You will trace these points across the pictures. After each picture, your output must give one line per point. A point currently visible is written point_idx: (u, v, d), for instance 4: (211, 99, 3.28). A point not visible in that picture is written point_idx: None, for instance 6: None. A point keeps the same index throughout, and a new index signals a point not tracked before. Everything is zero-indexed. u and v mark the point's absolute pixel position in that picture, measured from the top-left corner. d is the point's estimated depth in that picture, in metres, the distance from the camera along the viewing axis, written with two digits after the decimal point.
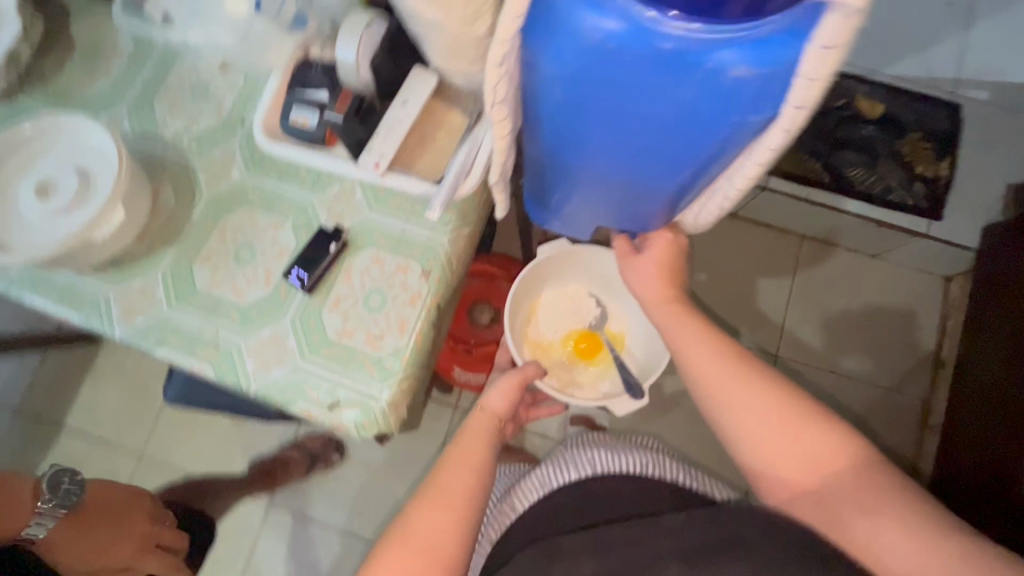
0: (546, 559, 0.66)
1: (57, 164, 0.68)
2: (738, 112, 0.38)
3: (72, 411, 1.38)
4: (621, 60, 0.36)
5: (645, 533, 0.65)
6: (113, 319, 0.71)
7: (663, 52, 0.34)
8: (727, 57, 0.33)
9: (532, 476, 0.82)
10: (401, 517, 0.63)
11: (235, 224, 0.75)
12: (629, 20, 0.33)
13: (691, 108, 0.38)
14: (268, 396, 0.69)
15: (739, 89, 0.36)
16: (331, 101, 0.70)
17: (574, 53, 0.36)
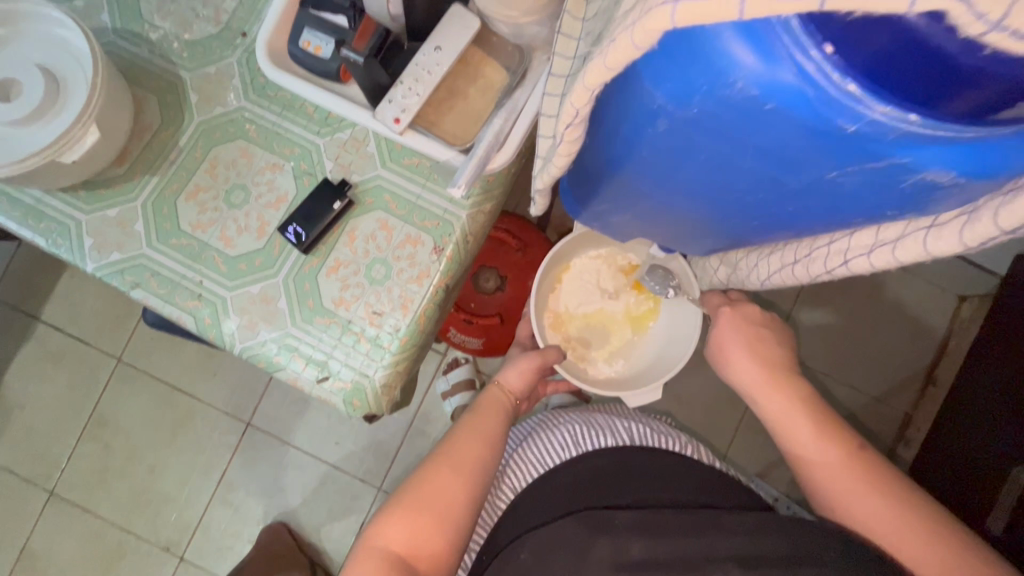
0: (588, 535, 0.57)
1: (17, 61, 0.58)
2: (892, 207, 0.29)
3: (48, 307, 1.32)
4: (778, 127, 0.25)
5: (709, 534, 0.56)
6: (84, 250, 0.64)
7: (841, 135, 0.24)
8: (930, 159, 0.24)
9: (559, 431, 0.72)
10: (416, 473, 0.60)
11: (226, 158, 0.66)
12: (808, 86, 0.22)
13: (837, 191, 0.28)
14: (253, 358, 0.64)
15: (919, 189, 0.26)
16: (350, 32, 0.60)
17: (704, 104, 0.25)
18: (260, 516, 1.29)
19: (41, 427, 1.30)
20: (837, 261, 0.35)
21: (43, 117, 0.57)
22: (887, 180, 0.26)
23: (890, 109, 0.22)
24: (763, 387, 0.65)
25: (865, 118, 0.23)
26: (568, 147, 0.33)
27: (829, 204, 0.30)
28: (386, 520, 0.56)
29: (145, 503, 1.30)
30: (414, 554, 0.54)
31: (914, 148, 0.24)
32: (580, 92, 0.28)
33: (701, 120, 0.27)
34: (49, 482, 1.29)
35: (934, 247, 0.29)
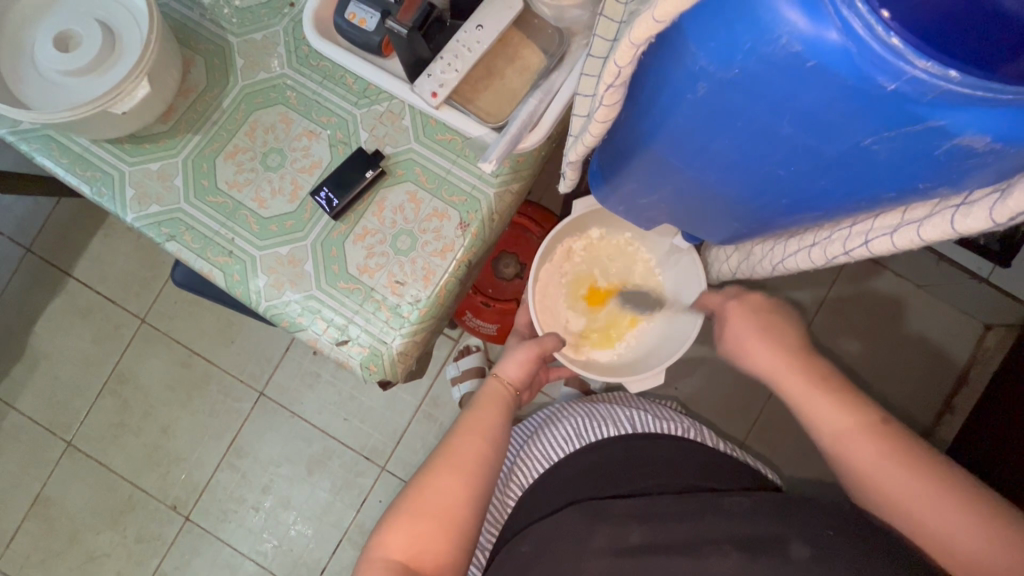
0: (590, 522, 0.61)
1: (78, 14, 0.61)
2: (929, 181, 0.28)
3: (80, 263, 1.36)
4: (818, 91, 0.25)
5: (708, 517, 0.59)
6: (125, 201, 0.66)
7: (879, 95, 0.24)
8: (965, 121, 0.24)
9: (562, 426, 0.74)
10: (418, 477, 0.61)
11: (266, 122, 0.68)
12: (851, 42, 0.23)
13: (874, 165, 0.28)
14: (276, 317, 0.66)
15: (952, 159, 0.26)
16: (396, 6, 0.60)
17: (743, 63, 0.26)
18: (265, 483, 1.32)
19: (65, 378, 1.35)
20: (856, 242, 0.35)
21: (100, 68, 0.60)
22: (919, 148, 0.26)
23: (932, 65, 0.22)
24: (783, 369, 0.63)
25: (905, 76, 0.23)
26: (606, 113, 0.33)
27: (859, 177, 0.30)
28: (388, 529, 0.57)
29: (157, 460, 1.33)
30: (418, 559, 0.56)
31: (949, 111, 0.24)
32: (625, 50, 0.29)
33: (741, 81, 0.27)
34: (67, 432, 1.34)
35: (960, 225, 0.28)
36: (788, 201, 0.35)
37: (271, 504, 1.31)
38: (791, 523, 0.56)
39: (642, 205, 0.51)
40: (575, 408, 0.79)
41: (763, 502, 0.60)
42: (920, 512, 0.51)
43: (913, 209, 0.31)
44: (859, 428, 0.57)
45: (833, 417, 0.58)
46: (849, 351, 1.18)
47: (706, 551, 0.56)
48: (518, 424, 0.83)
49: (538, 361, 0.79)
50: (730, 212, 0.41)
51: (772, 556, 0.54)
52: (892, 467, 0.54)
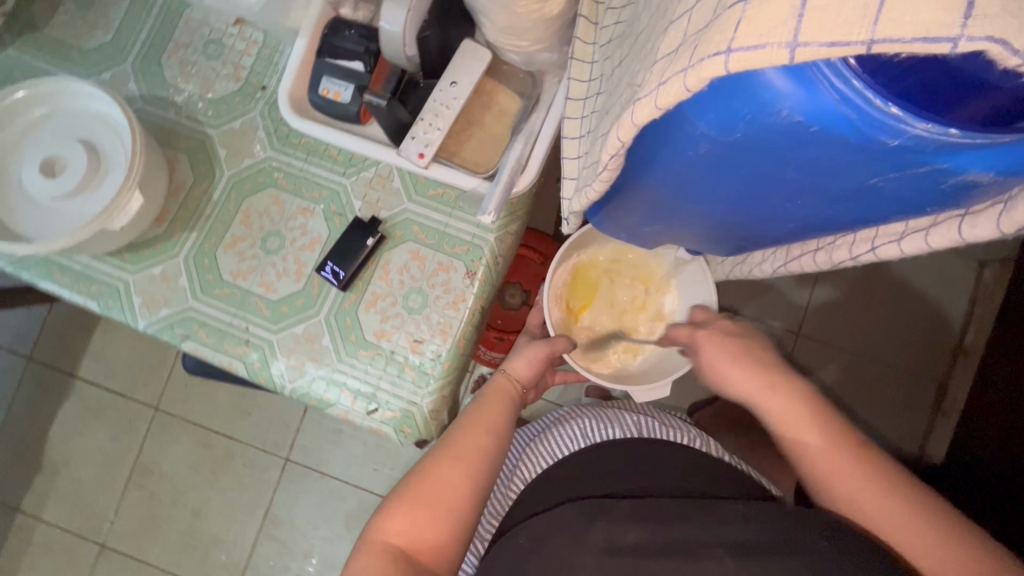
0: (586, 520, 0.59)
1: (61, 139, 0.62)
2: (935, 203, 0.29)
3: (85, 363, 1.36)
4: (819, 145, 0.26)
5: (702, 520, 0.57)
6: (134, 309, 0.67)
7: (882, 150, 0.25)
8: (970, 161, 0.24)
9: (569, 426, 0.74)
10: (420, 467, 0.61)
11: (257, 206, 0.69)
12: (851, 111, 0.23)
13: (881, 194, 0.29)
14: (303, 397, 0.66)
15: (958, 190, 0.27)
16: (367, 76, 0.63)
17: (744, 131, 0.26)
18: (306, 549, 1.31)
19: (88, 481, 1.34)
20: (865, 250, 0.36)
21: (90, 189, 0.61)
22: (927, 183, 0.27)
23: (931, 126, 0.23)
24: (761, 391, 0.59)
25: (907, 134, 0.23)
26: (609, 174, 0.34)
27: (868, 205, 0.31)
28: (389, 515, 0.57)
29: (194, 546, 1.32)
30: (417, 545, 0.56)
31: (953, 156, 0.24)
32: (626, 127, 0.29)
33: (743, 143, 0.27)
34: (100, 534, 1.32)
35: (969, 235, 0.29)
36: (798, 224, 0.36)
37: (315, 568, 1.30)
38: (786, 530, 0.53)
39: (644, 231, 0.51)
40: (586, 408, 0.79)
41: (762, 507, 0.56)
42: (868, 502, 0.52)
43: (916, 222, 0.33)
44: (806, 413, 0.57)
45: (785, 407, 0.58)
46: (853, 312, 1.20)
47: (701, 553, 0.54)
48: (522, 426, 0.85)
49: (547, 361, 0.80)
50: (736, 232, 0.42)
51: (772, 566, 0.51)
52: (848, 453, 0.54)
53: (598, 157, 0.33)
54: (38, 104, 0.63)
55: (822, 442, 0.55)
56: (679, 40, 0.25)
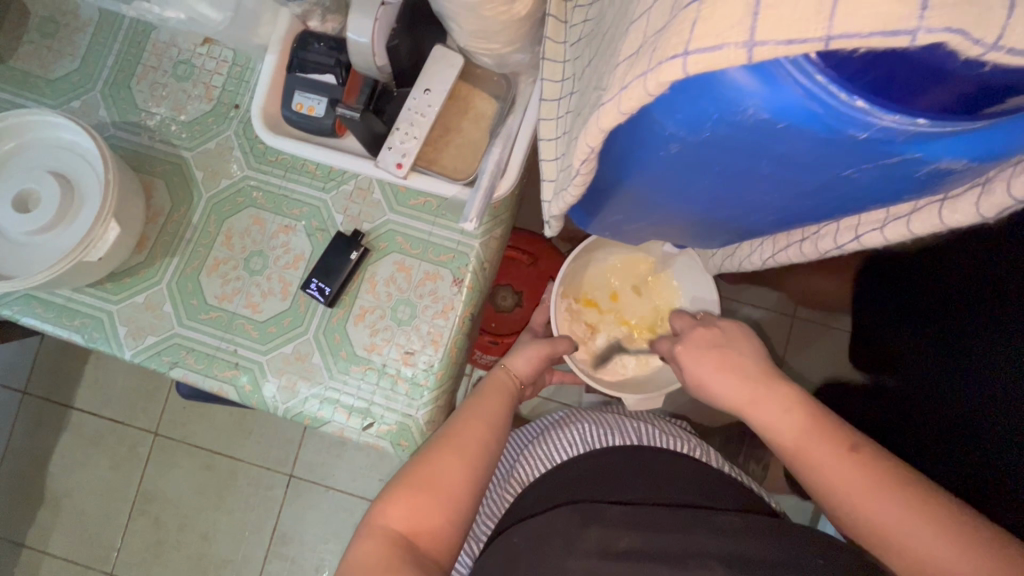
0: (580, 523, 0.58)
1: (31, 172, 0.61)
2: (912, 189, 0.29)
3: (80, 393, 1.35)
4: (789, 140, 0.25)
5: (696, 529, 0.57)
6: (119, 339, 0.66)
7: (852, 143, 0.24)
8: (942, 147, 0.24)
9: (569, 430, 0.73)
10: (421, 454, 0.58)
11: (238, 226, 0.68)
12: (818, 108, 0.23)
13: (857, 184, 0.28)
14: (297, 417, 0.65)
15: (931, 177, 0.27)
16: (339, 88, 0.62)
17: (712, 130, 0.26)
18: (316, 564, 1.30)
19: (91, 511, 1.33)
20: (847, 238, 0.35)
21: (65, 221, 0.60)
22: (901, 172, 0.27)
23: (899, 117, 0.22)
24: (729, 373, 0.56)
25: (875, 126, 0.23)
26: (583, 179, 0.34)
27: (846, 195, 0.30)
28: (388, 500, 0.55)
29: (203, 569, 1.31)
30: (417, 530, 0.53)
31: (924, 144, 0.24)
32: (593, 134, 0.28)
33: (713, 141, 0.27)
34: (107, 562, 1.31)
35: (948, 219, 0.29)
36: (779, 216, 0.35)
37: None
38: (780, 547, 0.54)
39: (626, 227, 0.51)
40: (584, 413, 0.78)
41: (755, 523, 0.58)
42: (861, 497, 0.45)
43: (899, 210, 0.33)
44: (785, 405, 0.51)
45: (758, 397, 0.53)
46: None
47: (692, 562, 0.54)
48: (518, 430, 0.85)
49: (547, 360, 0.79)
50: (716, 226, 0.41)
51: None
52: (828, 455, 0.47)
53: (569, 161, 0.32)
54: (6, 138, 0.62)
55: (802, 436, 0.49)
56: (638, 44, 0.24)
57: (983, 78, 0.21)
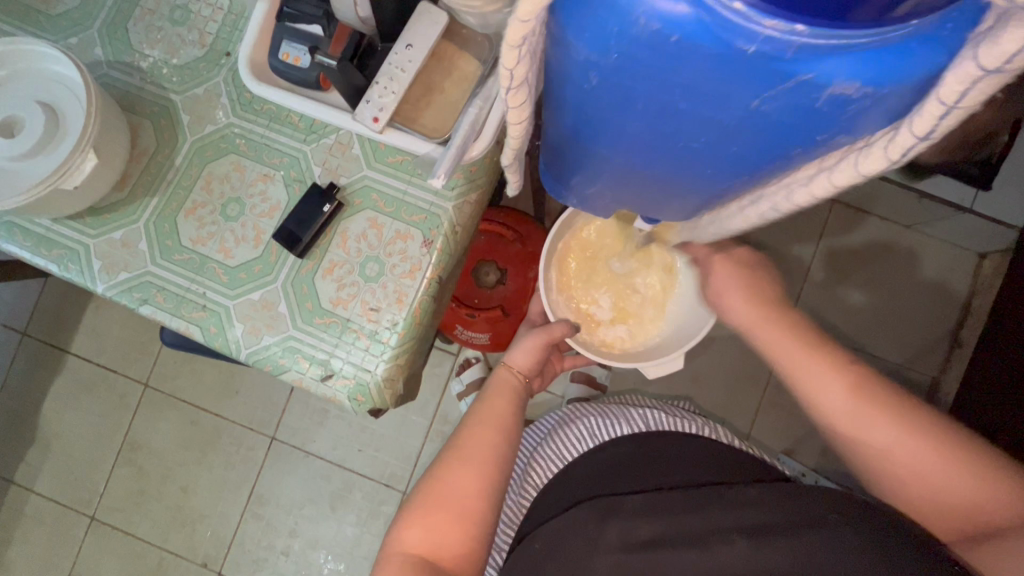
0: (599, 519, 0.63)
1: (19, 100, 0.62)
2: (828, 129, 0.28)
3: (76, 340, 1.37)
4: (686, 60, 0.25)
5: (715, 507, 0.60)
6: (94, 273, 0.67)
7: (744, 59, 0.24)
8: (835, 70, 0.24)
9: (577, 427, 0.78)
10: (433, 471, 0.61)
11: (220, 171, 0.69)
12: (702, 12, 0.23)
13: (769, 125, 0.28)
14: (259, 363, 0.66)
15: (836, 109, 0.26)
16: (325, 39, 0.62)
17: (618, 47, 0.26)
18: (292, 527, 1.32)
19: (78, 456, 1.35)
20: (788, 201, 0.38)
21: (45, 150, 0.61)
22: (804, 102, 0.26)
23: (778, 23, 0.22)
24: (758, 323, 0.65)
25: (759, 36, 0.23)
26: (519, 110, 0.35)
27: (764, 137, 0.29)
28: (404, 525, 0.58)
29: (181, 521, 1.33)
30: (436, 551, 0.56)
31: (817, 62, 0.23)
32: (509, 53, 0.29)
33: (623, 64, 0.27)
34: (89, 507, 1.34)
35: (864, 167, 0.31)
36: (712, 171, 0.35)
37: (301, 547, 1.31)
38: (797, 510, 0.57)
39: (593, 197, 0.51)
40: (591, 408, 0.84)
41: (774, 492, 0.60)
42: (900, 451, 0.55)
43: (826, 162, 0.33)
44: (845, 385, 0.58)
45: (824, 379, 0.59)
46: (852, 304, 1.21)
47: (714, 539, 0.57)
48: (527, 430, 0.90)
49: (548, 348, 0.80)
50: (666, 190, 0.41)
51: (786, 542, 0.53)
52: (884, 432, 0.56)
53: (498, 85, 0.33)
54: None
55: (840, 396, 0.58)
56: None
57: None
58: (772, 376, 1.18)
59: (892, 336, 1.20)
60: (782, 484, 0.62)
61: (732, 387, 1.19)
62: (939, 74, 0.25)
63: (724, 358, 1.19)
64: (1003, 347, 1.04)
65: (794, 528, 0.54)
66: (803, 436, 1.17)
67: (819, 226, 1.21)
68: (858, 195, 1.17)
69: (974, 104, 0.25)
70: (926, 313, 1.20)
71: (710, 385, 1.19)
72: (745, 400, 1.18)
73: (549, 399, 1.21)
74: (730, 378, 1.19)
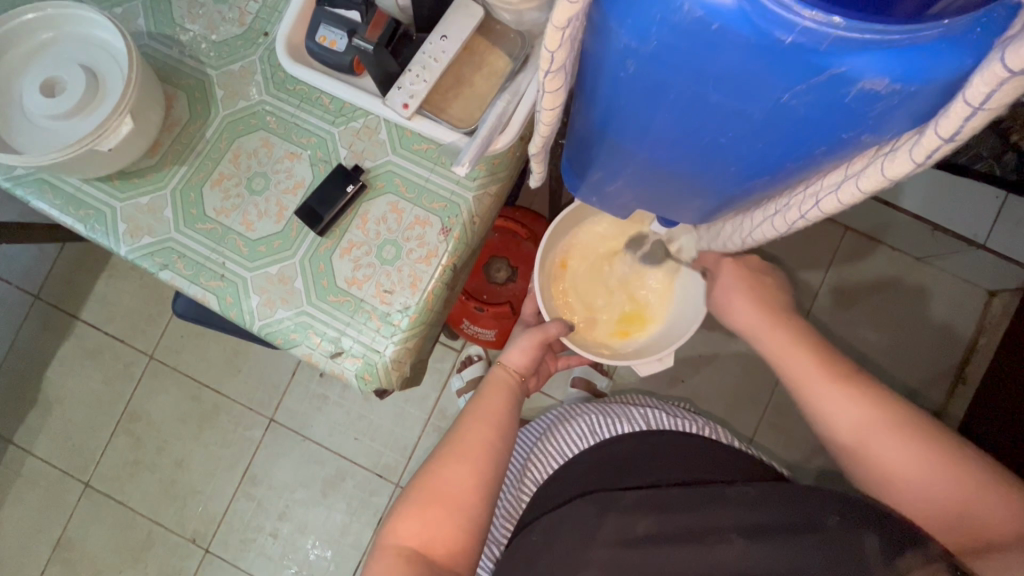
0: (596, 513, 0.63)
1: (64, 61, 0.64)
2: (855, 127, 0.29)
3: (86, 307, 1.39)
4: (725, 52, 0.26)
5: (715, 507, 0.60)
6: (119, 236, 0.68)
7: (780, 51, 0.25)
8: (867, 66, 0.25)
9: (576, 424, 0.79)
10: (430, 465, 0.62)
11: (247, 147, 0.70)
12: (744, 2, 0.24)
13: (798, 122, 0.29)
14: (271, 336, 0.67)
15: (863, 105, 0.27)
16: (363, 24, 0.64)
17: (659, 36, 0.27)
18: (282, 510, 1.32)
19: (78, 421, 1.37)
20: (809, 205, 0.39)
21: (84, 111, 0.63)
22: (833, 99, 0.27)
23: (815, 14, 0.23)
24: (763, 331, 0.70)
25: (797, 28, 0.24)
26: (554, 95, 0.36)
27: (792, 134, 0.30)
28: (402, 518, 0.58)
29: (173, 495, 1.34)
30: (433, 544, 0.57)
31: (849, 56, 0.25)
32: (552, 36, 0.31)
33: (663, 54, 0.28)
34: (84, 473, 1.35)
35: (890, 170, 0.32)
36: (736, 168, 0.36)
37: (289, 530, 1.32)
38: (796, 510, 0.57)
39: (613, 196, 0.53)
40: (590, 408, 0.84)
41: (769, 491, 0.60)
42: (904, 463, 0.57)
43: (850, 165, 0.35)
44: (860, 411, 0.60)
45: (840, 404, 0.61)
46: (857, 332, 1.21)
47: (712, 539, 0.58)
48: (525, 427, 0.90)
49: (542, 347, 0.79)
50: (687, 188, 0.42)
51: (784, 545, 0.54)
52: (889, 436, 0.58)
53: (537, 67, 0.34)
54: (46, 28, 0.66)
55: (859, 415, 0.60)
56: None
57: None
58: (772, 399, 1.18)
59: (896, 366, 1.20)
60: (776, 484, 0.61)
61: (732, 405, 1.19)
62: (964, 77, 0.26)
63: (725, 376, 1.19)
64: (1008, 386, 1.03)
65: (791, 529, 0.55)
66: (800, 459, 1.17)
67: (830, 251, 1.21)
68: (872, 224, 1.17)
69: (997, 106, 0.26)
70: (930, 347, 1.20)
71: (709, 401, 1.19)
72: (743, 418, 1.18)
73: (548, 403, 1.22)
74: (730, 396, 1.19)
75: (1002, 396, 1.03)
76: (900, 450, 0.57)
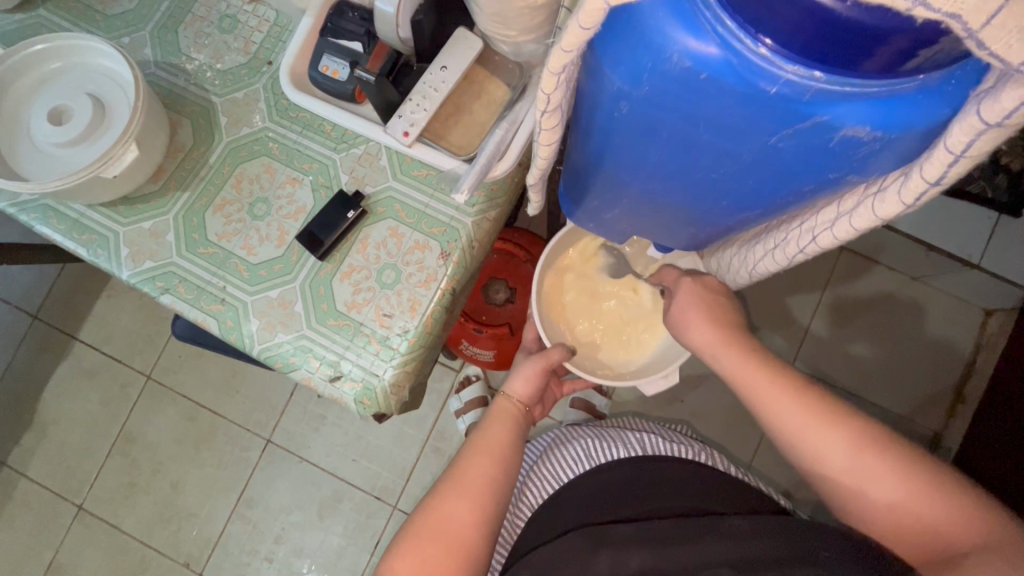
0: (591, 551, 0.62)
1: (71, 91, 0.65)
2: (841, 169, 0.30)
3: (85, 326, 1.39)
4: (713, 100, 0.27)
5: (707, 539, 0.60)
6: (121, 260, 0.69)
7: (766, 99, 0.26)
8: (848, 115, 0.26)
9: (573, 447, 0.79)
10: (428, 502, 0.62)
11: (249, 172, 0.71)
12: (730, 54, 0.25)
13: (784, 163, 0.30)
14: (270, 359, 0.67)
15: (847, 149, 0.28)
16: (365, 55, 0.66)
17: (650, 82, 0.28)
18: (277, 533, 1.31)
19: (73, 442, 1.35)
20: (806, 240, 0.40)
21: (90, 139, 0.64)
22: (818, 143, 0.28)
23: (799, 68, 0.25)
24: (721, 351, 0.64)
25: (781, 79, 0.25)
26: (551, 132, 0.37)
27: (779, 175, 0.31)
28: (397, 555, 0.58)
29: (167, 518, 1.32)
30: None
31: (832, 106, 0.26)
32: (549, 79, 0.32)
33: (653, 97, 0.29)
34: (78, 496, 1.33)
35: (880, 211, 0.33)
36: (728, 203, 0.37)
37: (285, 554, 1.30)
38: (792, 542, 0.56)
39: (613, 224, 0.54)
40: (587, 430, 0.84)
41: (765, 522, 0.60)
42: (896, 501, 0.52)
43: (843, 203, 0.36)
44: (846, 441, 0.55)
45: (824, 440, 0.56)
46: (855, 351, 1.22)
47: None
48: (528, 445, 0.91)
49: (545, 374, 0.80)
50: (682, 218, 0.43)
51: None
52: (881, 471, 0.53)
53: (535, 107, 0.35)
54: (54, 58, 0.67)
55: (842, 454, 0.55)
56: None
57: (859, 26, 0.22)
58: None
59: (894, 386, 1.20)
60: (774, 515, 0.60)
61: (731, 424, 1.19)
62: (945, 124, 0.27)
63: (724, 395, 1.19)
64: (1003, 406, 1.03)
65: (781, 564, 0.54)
66: (801, 479, 1.16)
67: (826, 271, 1.22)
68: (867, 244, 1.19)
69: (978, 153, 0.27)
70: (928, 366, 1.20)
71: (709, 422, 1.19)
72: (743, 438, 1.18)
73: (546, 423, 1.22)
74: (729, 416, 1.19)
75: (998, 416, 1.03)
76: (894, 490, 0.52)
